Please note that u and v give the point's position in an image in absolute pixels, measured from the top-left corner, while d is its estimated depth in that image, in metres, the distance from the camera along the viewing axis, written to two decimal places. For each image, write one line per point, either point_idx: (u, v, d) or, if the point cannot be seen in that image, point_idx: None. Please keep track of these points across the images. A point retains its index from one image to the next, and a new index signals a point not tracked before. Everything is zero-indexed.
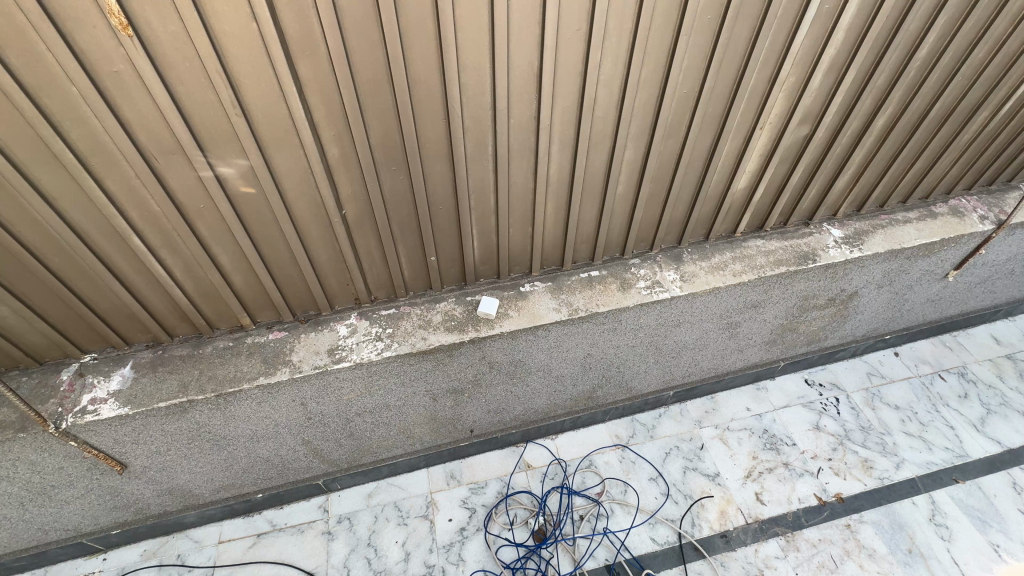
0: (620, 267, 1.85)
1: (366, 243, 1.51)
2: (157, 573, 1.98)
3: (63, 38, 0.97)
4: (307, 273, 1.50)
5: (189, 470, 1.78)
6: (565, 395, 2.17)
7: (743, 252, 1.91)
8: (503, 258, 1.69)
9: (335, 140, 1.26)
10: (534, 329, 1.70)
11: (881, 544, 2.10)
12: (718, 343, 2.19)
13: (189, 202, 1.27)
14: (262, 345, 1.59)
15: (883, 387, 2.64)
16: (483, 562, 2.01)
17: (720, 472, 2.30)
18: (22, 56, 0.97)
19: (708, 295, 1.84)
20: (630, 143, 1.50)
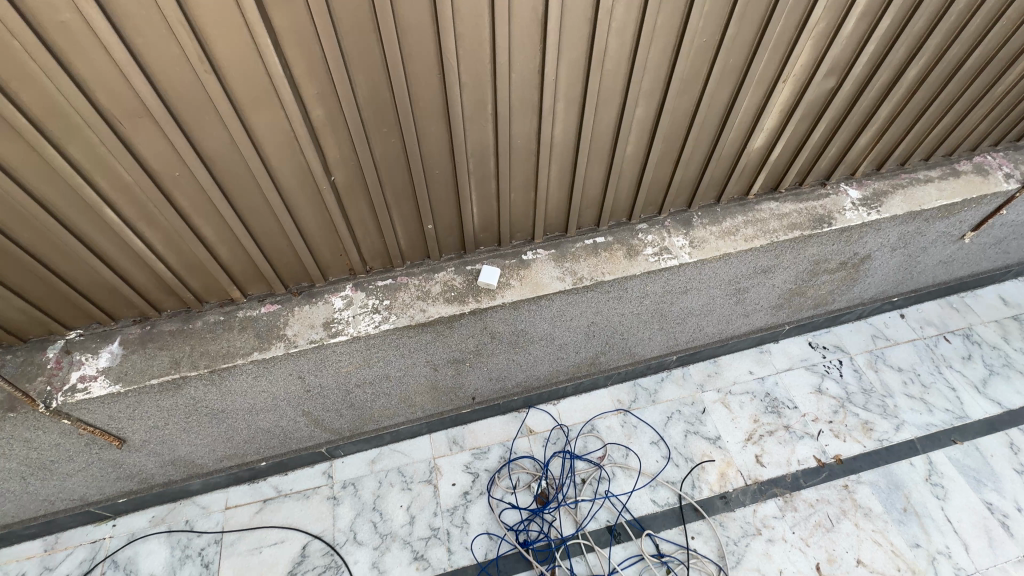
0: (627, 232, 1.76)
1: (359, 211, 1.42)
2: (167, 538, 2.01)
3: None
4: (297, 244, 1.42)
5: (190, 442, 1.77)
6: (568, 362, 2.14)
7: (756, 216, 1.82)
8: (504, 225, 1.60)
9: (319, 100, 1.14)
10: (537, 300, 1.64)
11: (877, 503, 2.14)
12: (724, 308, 2.14)
13: (164, 170, 1.17)
14: (254, 319, 1.52)
15: (887, 349, 2.62)
16: (487, 524, 2.05)
17: (721, 435, 2.32)
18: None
19: (718, 261, 1.77)
20: (642, 100, 1.38)
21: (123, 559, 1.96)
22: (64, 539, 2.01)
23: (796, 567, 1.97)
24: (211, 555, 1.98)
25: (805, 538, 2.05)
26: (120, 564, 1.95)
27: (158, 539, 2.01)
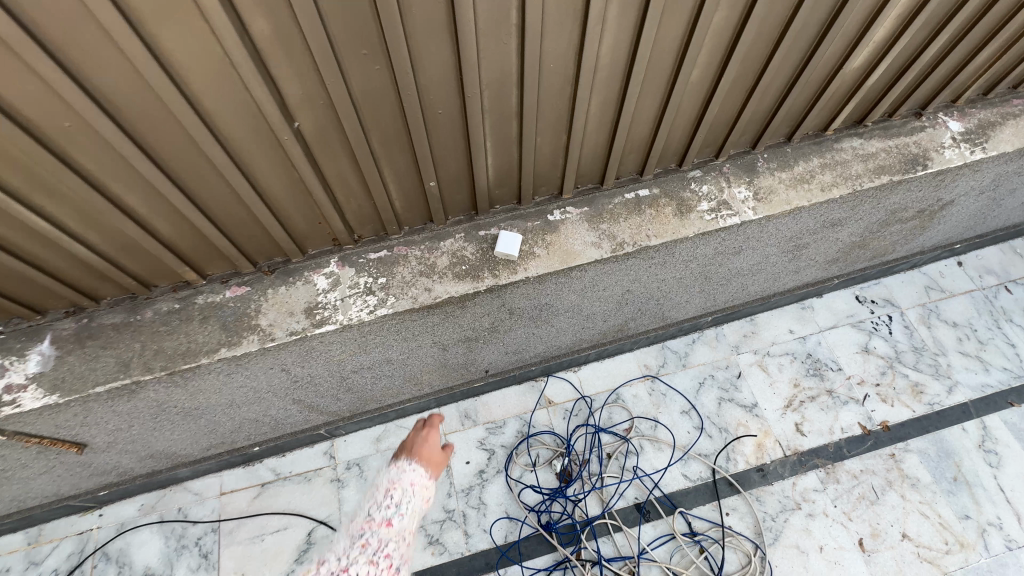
0: (677, 183, 1.42)
1: (337, 166, 1.07)
2: (159, 529, 1.85)
3: None
4: (260, 213, 1.09)
5: (166, 438, 1.54)
6: (594, 330, 1.87)
7: (834, 158, 1.47)
8: (527, 178, 1.26)
9: (260, 8, 0.77)
10: (567, 272, 1.34)
11: (926, 473, 1.98)
12: (776, 266, 1.84)
13: (47, 121, 0.82)
14: (217, 307, 1.22)
15: (941, 302, 2.36)
16: (506, 506, 1.89)
17: (758, 402, 2.11)
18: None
19: (786, 217, 1.44)
20: (723, 3, 1.00)
21: (114, 551, 1.81)
22: (47, 531, 1.84)
23: (837, 543, 1.85)
24: (209, 545, 1.83)
25: (847, 512, 1.91)
26: (111, 557, 1.81)
27: (151, 529, 1.85)
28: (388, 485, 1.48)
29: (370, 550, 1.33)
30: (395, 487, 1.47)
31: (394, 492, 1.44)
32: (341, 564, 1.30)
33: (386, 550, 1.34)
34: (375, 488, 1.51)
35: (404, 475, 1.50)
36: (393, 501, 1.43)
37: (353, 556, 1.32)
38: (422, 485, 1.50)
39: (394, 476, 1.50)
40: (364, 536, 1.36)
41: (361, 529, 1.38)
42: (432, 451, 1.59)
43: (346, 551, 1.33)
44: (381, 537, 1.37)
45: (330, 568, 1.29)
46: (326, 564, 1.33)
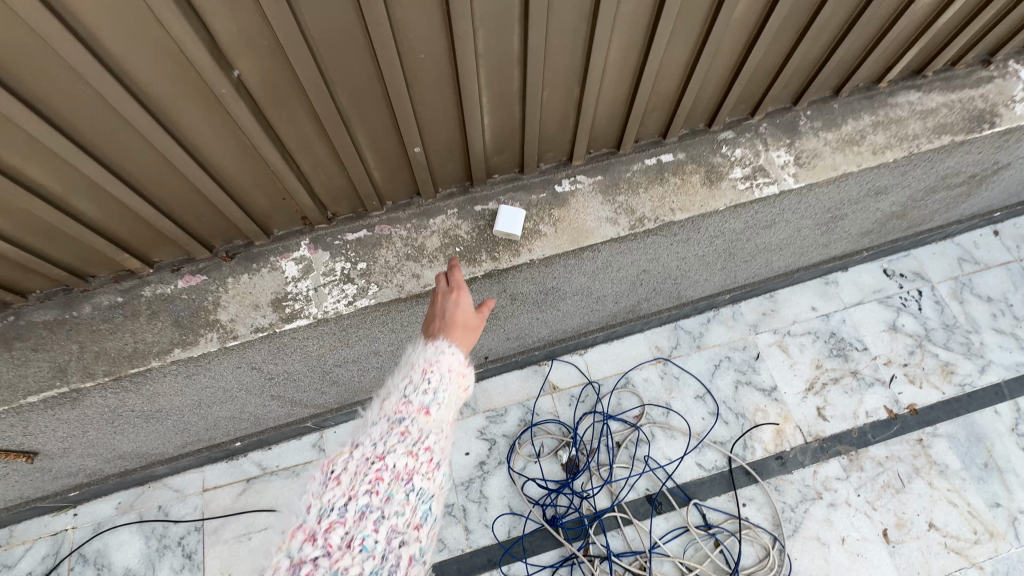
0: (705, 146, 1.22)
1: (297, 130, 0.87)
2: (139, 529, 1.73)
3: None
4: (205, 188, 0.90)
5: (131, 439, 1.39)
6: (604, 312, 1.70)
7: (888, 115, 1.26)
8: (531, 142, 1.06)
9: None
10: (578, 253, 1.16)
11: (955, 458, 1.86)
12: (806, 240, 1.65)
13: None
14: (168, 300, 1.04)
15: (975, 275, 2.18)
16: (509, 499, 1.77)
17: (777, 385, 1.97)
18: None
19: (830, 185, 1.25)
20: None
21: (91, 553, 1.70)
22: (20, 532, 1.73)
23: (860, 534, 1.74)
24: (192, 544, 1.71)
25: (871, 502, 1.79)
26: (89, 559, 1.69)
27: (130, 528, 1.73)
28: (425, 364, 0.97)
29: (410, 439, 0.88)
30: (432, 368, 0.95)
31: (433, 376, 0.94)
32: (374, 452, 0.86)
33: (429, 439, 0.90)
34: (402, 367, 0.99)
35: (443, 356, 0.97)
36: (430, 384, 0.94)
37: (389, 445, 0.87)
38: (465, 375, 0.99)
39: (430, 357, 0.98)
40: (401, 421, 0.90)
41: (395, 409, 0.92)
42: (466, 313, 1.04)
43: (379, 440, 0.88)
44: (423, 421, 0.91)
45: (361, 458, 0.86)
46: (354, 452, 0.87)
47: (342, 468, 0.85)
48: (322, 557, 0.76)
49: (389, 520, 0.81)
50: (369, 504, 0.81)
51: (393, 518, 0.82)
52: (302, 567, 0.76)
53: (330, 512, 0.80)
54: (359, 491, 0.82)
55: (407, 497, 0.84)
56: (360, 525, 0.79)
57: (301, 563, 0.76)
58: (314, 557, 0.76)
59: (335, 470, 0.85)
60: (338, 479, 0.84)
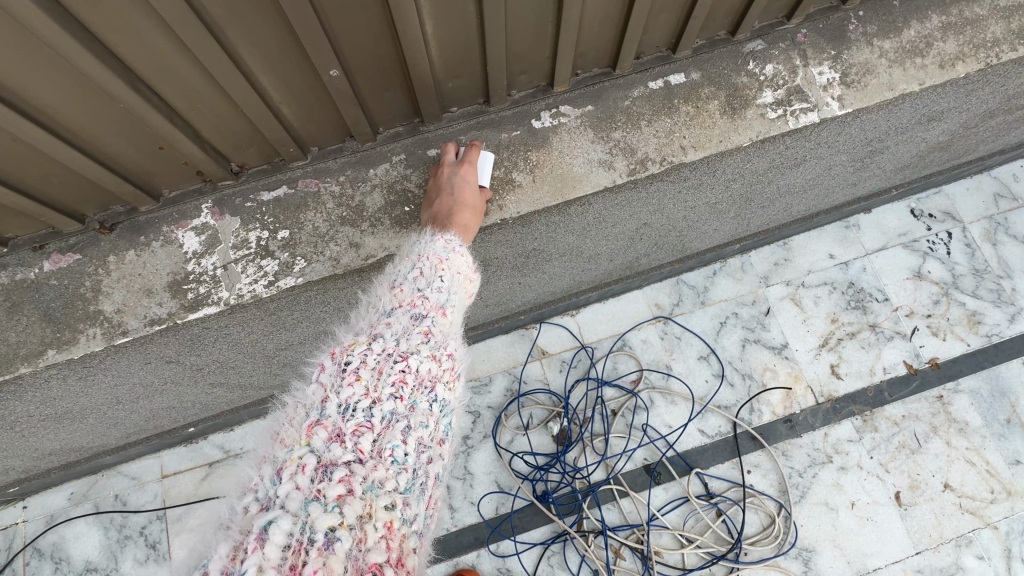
0: (726, 62, 0.94)
1: (141, 45, 0.61)
2: (95, 520, 1.60)
3: None
4: (37, 141, 0.65)
5: (52, 439, 1.20)
6: (598, 271, 1.48)
7: (961, 15, 0.98)
8: (496, 63, 0.79)
9: None
10: (562, 209, 0.92)
11: (976, 415, 1.73)
12: (835, 179, 1.40)
13: None
14: (32, 287, 0.80)
15: (1012, 214, 1.95)
16: (496, 475, 1.64)
17: (789, 342, 1.79)
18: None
19: (880, 111, 0.98)
20: None
21: (47, 547, 1.57)
22: None
23: (871, 498, 1.63)
24: (155, 534, 1.59)
25: (884, 464, 1.67)
26: (44, 553, 1.57)
27: (86, 520, 1.60)
28: (435, 258, 0.78)
29: (434, 342, 0.72)
30: (446, 266, 0.77)
31: (448, 275, 0.76)
32: (396, 349, 0.68)
33: (450, 343, 0.75)
34: (408, 255, 0.80)
35: (457, 255, 0.79)
36: (445, 282, 0.76)
37: (411, 344, 0.70)
38: (474, 280, 0.82)
39: (441, 252, 0.79)
40: (421, 318, 0.72)
41: (411, 302, 0.73)
42: (471, 196, 0.83)
43: (400, 335, 0.70)
44: (443, 322, 0.74)
45: (381, 353, 0.68)
46: (373, 345, 0.68)
47: (361, 361, 0.66)
48: (354, 463, 0.61)
49: (417, 432, 0.66)
50: (396, 412, 0.66)
51: (420, 430, 0.67)
52: (332, 470, 0.59)
53: (355, 413, 0.63)
54: (385, 393, 0.65)
55: (431, 408, 0.69)
56: (389, 434, 0.64)
57: (330, 466, 0.60)
58: (344, 461, 0.61)
59: (352, 361, 0.67)
60: (358, 374, 0.65)
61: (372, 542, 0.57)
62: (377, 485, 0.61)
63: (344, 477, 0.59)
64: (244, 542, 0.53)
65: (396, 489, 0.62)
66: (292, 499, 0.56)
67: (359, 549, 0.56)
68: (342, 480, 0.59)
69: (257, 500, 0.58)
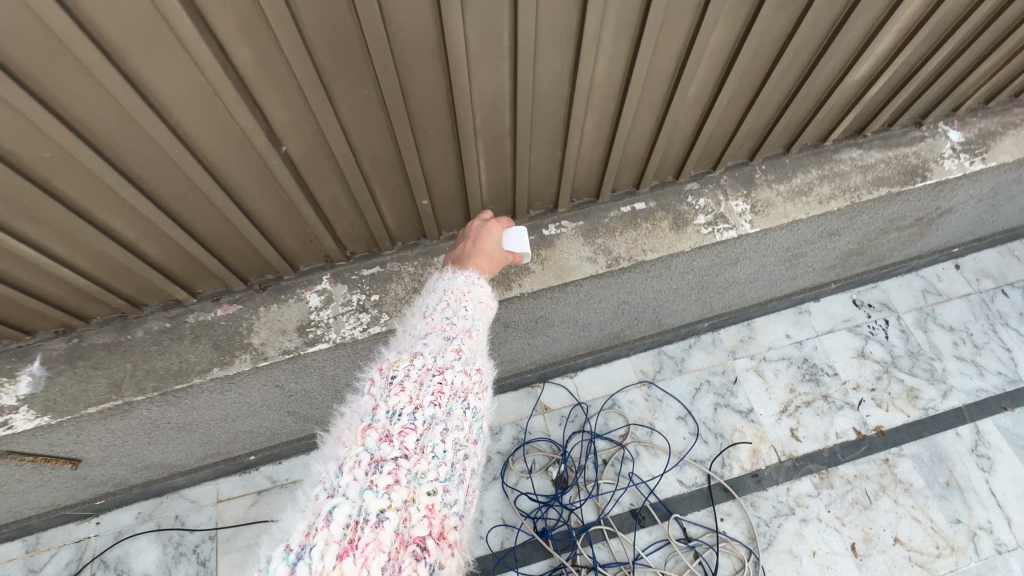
0: (674, 196, 1.41)
1: (326, 186, 1.04)
2: (156, 537, 1.86)
3: None
4: (251, 237, 1.07)
5: (160, 451, 1.53)
6: (590, 338, 1.87)
7: (833, 170, 1.45)
8: (522, 194, 1.25)
9: (243, 37, 0.72)
10: (562, 287, 1.34)
11: (919, 477, 2.00)
12: (773, 274, 1.83)
13: (29, 153, 0.78)
14: (209, 325, 1.21)
15: (938, 306, 2.35)
16: (502, 513, 1.90)
17: (754, 408, 2.12)
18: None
19: (782, 230, 1.43)
20: (721, 21, 0.96)
21: (112, 559, 1.82)
22: (45, 540, 1.85)
23: (830, 547, 1.87)
24: (206, 552, 1.84)
25: (840, 517, 1.92)
26: (109, 565, 1.82)
27: (148, 537, 1.86)
28: (459, 292, 1.00)
29: (464, 358, 0.89)
30: (469, 296, 0.99)
31: (470, 304, 0.99)
32: (434, 365, 0.86)
33: (477, 360, 0.93)
34: (434, 289, 1.02)
35: (476, 288, 1.02)
36: (468, 311, 0.98)
37: (446, 361, 0.87)
38: (492, 305, 1.05)
39: (463, 286, 1.02)
40: (452, 340, 0.91)
41: (442, 328, 0.93)
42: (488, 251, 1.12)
43: (436, 354, 0.88)
44: (470, 342, 0.93)
45: (422, 368, 0.85)
46: (415, 361, 0.85)
47: (405, 375, 0.83)
48: (401, 458, 0.75)
49: (453, 433, 0.82)
50: (435, 416, 0.81)
51: (455, 432, 0.82)
52: (382, 464, 0.74)
53: (401, 417, 0.79)
54: (425, 401, 0.81)
55: (464, 413, 0.85)
56: (429, 434, 0.79)
57: (380, 462, 0.74)
58: (392, 457, 0.75)
59: (397, 376, 0.84)
60: (402, 386, 0.82)
61: (415, 520, 0.72)
62: (419, 476, 0.75)
63: (392, 470, 0.74)
64: (314, 521, 0.68)
65: (436, 479, 0.77)
66: (351, 488, 0.71)
67: (405, 525, 0.71)
68: (390, 472, 0.73)
69: (324, 489, 0.73)
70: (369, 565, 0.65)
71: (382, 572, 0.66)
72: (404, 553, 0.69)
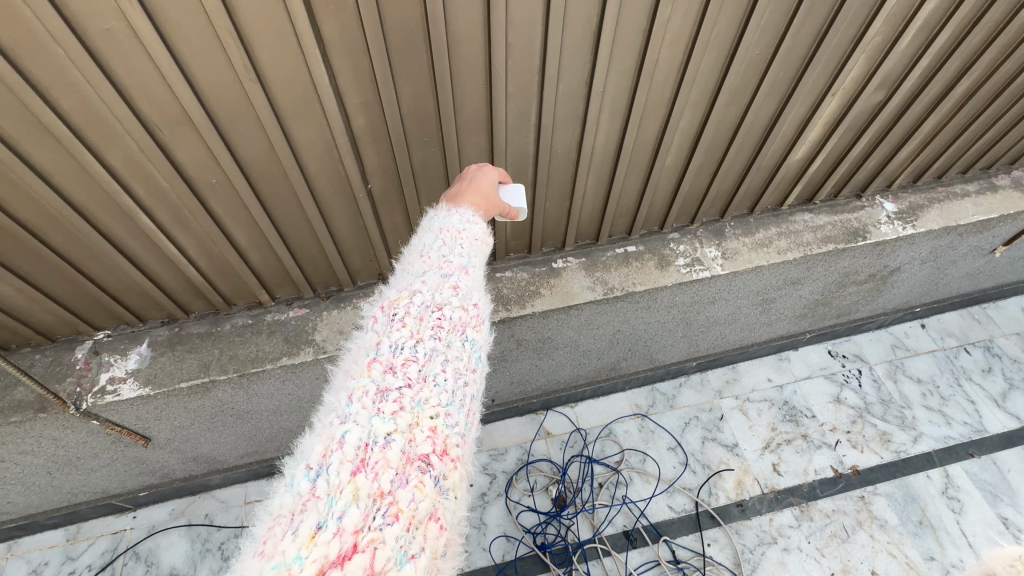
0: (659, 242, 1.74)
1: (391, 214, 1.37)
2: (186, 532, 2.02)
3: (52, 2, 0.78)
4: (330, 252, 1.39)
5: (213, 440, 1.77)
6: (590, 367, 2.13)
7: (789, 228, 1.79)
8: (537, 233, 1.59)
9: (363, 110, 1.09)
10: (566, 309, 1.63)
11: (893, 515, 2.15)
12: (749, 318, 2.12)
13: (202, 178, 1.12)
14: (282, 323, 1.51)
15: (906, 360, 2.60)
16: (505, 526, 2.06)
17: (739, 443, 2.31)
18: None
19: (749, 273, 1.74)
20: (687, 111, 1.33)
21: (144, 551, 1.97)
22: (85, 529, 2.02)
23: None
24: (231, 549, 2.00)
25: (820, 549, 2.06)
26: (140, 557, 1.96)
27: (178, 532, 2.02)
28: (454, 230, 0.96)
29: (461, 295, 0.87)
30: (463, 234, 0.95)
31: (466, 243, 0.95)
32: (433, 302, 0.83)
33: (474, 296, 0.90)
34: (430, 228, 0.98)
35: (470, 225, 0.98)
36: (465, 249, 0.94)
37: (444, 298, 0.85)
38: (488, 243, 1.01)
39: (457, 225, 0.98)
40: (449, 277, 0.88)
41: (439, 266, 0.89)
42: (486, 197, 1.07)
43: (435, 291, 0.85)
44: (466, 280, 0.90)
45: (421, 305, 0.83)
46: (414, 299, 0.83)
47: (405, 312, 0.82)
48: (405, 387, 0.74)
49: (453, 363, 0.81)
50: (436, 348, 0.80)
51: (455, 362, 0.81)
52: (388, 393, 0.73)
53: (403, 350, 0.78)
54: (425, 335, 0.80)
55: (463, 345, 0.84)
56: (431, 364, 0.78)
57: (386, 391, 0.73)
58: (396, 387, 0.74)
59: (398, 313, 0.82)
60: (404, 321, 0.80)
61: (420, 440, 0.72)
62: (422, 402, 0.75)
63: (397, 399, 0.73)
64: (327, 444, 0.68)
65: (438, 404, 0.76)
66: (360, 414, 0.70)
67: (410, 445, 0.71)
68: (395, 400, 0.72)
69: (336, 416, 0.72)
70: (380, 479, 0.66)
71: (392, 485, 0.66)
72: (411, 469, 0.69)
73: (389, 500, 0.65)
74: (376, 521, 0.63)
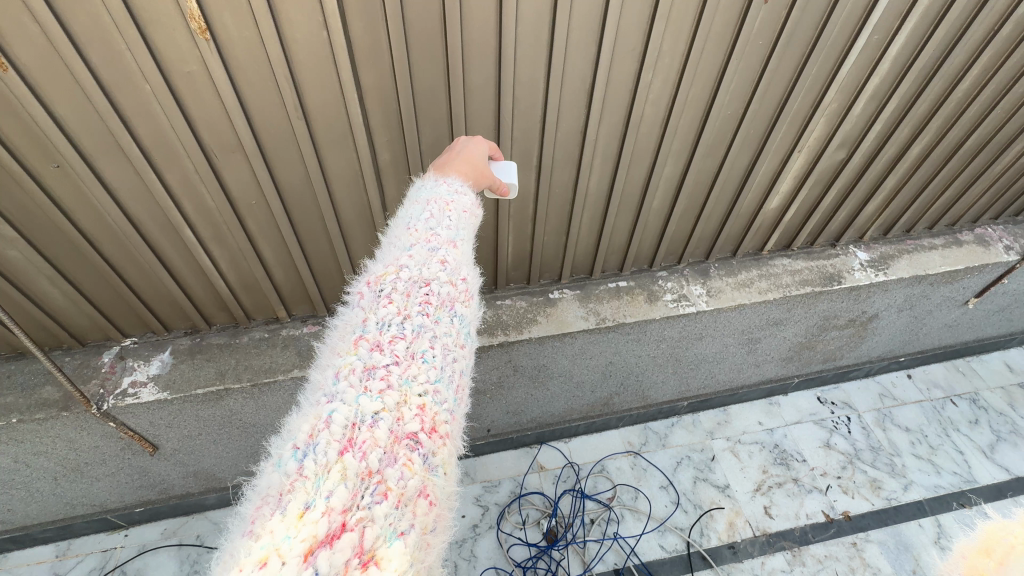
0: (648, 279, 1.88)
1: None
2: (177, 552, 2.02)
3: (149, 49, 0.97)
4: (347, 270, 1.53)
5: (216, 454, 1.82)
6: (584, 400, 2.20)
7: (769, 271, 1.94)
8: (535, 264, 1.74)
9: (388, 146, 1.27)
10: (561, 336, 1.74)
11: (886, 563, 2.13)
12: (736, 357, 2.22)
13: (243, 198, 1.27)
14: (296, 337, 1.62)
15: (894, 409, 2.66)
16: (495, 559, 2.06)
17: (730, 484, 2.34)
18: (93, 40, 0.95)
19: (732, 310, 1.87)
20: (670, 160, 1.52)
21: (132, 570, 1.96)
22: (76, 546, 2.02)
23: None
24: None
25: None
26: None
27: (168, 552, 2.02)
28: (443, 201, 1.02)
29: (449, 269, 0.92)
30: (452, 205, 1.00)
31: (454, 214, 0.99)
32: (420, 277, 0.88)
33: (462, 271, 0.95)
34: (417, 200, 1.03)
35: (459, 197, 1.03)
36: (452, 221, 0.99)
37: (431, 273, 0.89)
38: (476, 212, 1.07)
39: (446, 196, 1.03)
40: (436, 251, 0.93)
41: (426, 239, 0.94)
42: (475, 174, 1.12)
43: (422, 267, 0.90)
44: (454, 253, 0.95)
45: (408, 281, 0.87)
46: (401, 274, 0.87)
47: (392, 288, 0.86)
48: (392, 364, 0.77)
49: (441, 339, 0.85)
50: (423, 325, 0.84)
51: (444, 337, 0.85)
52: (375, 371, 0.76)
53: (390, 328, 0.81)
54: (413, 312, 0.84)
55: (452, 321, 0.88)
56: (419, 341, 0.82)
57: (373, 368, 0.76)
58: (384, 364, 0.77)
59: (385, 288, 0.86)
60: (390, 297, 0.84)
61: (408, 418, 0.75)
62: (410, 379, 0.78)
63: (384, 376, 0.76)
64: (315, 424, 0.71)
65: (426, 381, 0.79)
66: (347, 393, 0.74)
67: (398, 423, 0.74)
68: (382, 377, 0.75)
69: (325, 395, 0.75)
70: (368, 458, 0.69)
71: (379, 464, 0.69)
72: (399, 447, 0.72)
73: (377, 479, 0.68)
74: (365, 499, 0.66)
